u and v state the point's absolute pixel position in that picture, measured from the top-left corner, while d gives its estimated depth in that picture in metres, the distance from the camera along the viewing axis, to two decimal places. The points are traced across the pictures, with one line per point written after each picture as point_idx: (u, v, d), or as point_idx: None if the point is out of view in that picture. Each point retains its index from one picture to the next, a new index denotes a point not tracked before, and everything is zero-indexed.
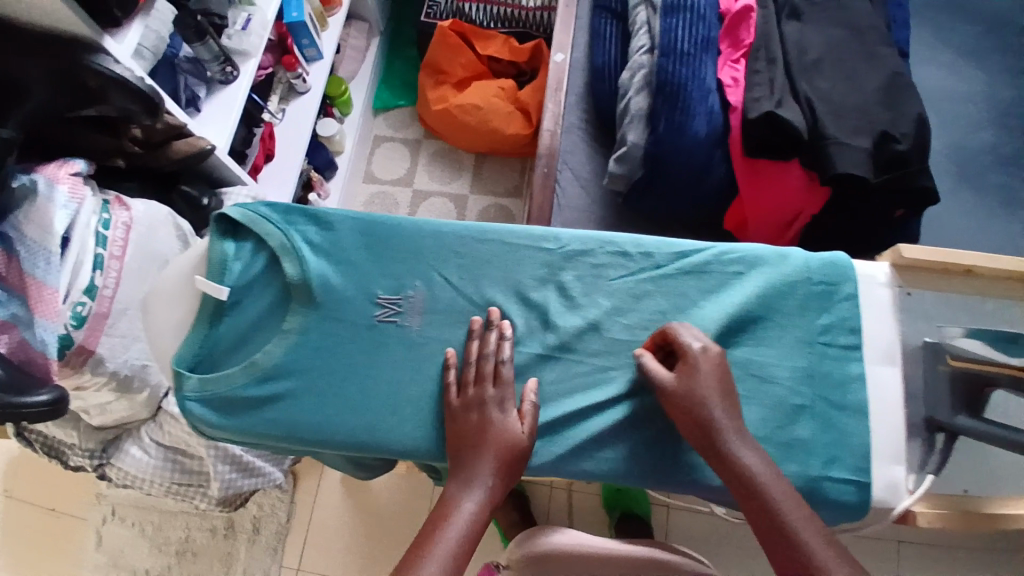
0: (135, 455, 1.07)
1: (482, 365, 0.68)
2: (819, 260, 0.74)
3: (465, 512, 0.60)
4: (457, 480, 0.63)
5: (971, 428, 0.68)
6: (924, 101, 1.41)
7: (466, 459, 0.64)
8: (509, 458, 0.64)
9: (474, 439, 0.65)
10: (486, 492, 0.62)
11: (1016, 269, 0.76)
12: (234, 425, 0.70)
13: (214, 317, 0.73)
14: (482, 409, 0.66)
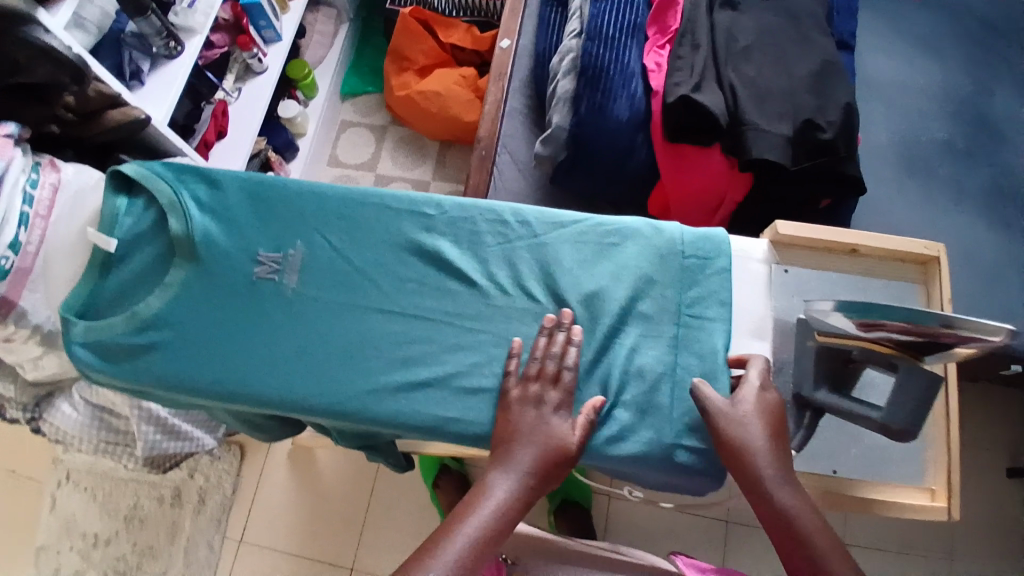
0: (65, 412, 1.09)
1: (545, 365, 0.69)
2: (693, 234, 0.75)
3: (492, 502, 0.61)
4: (495, 465, 0.64)
5: (828, 400, 0.72)
6: (880, 94, 1.37)
7: (510, 450, 0.65)
8: (553, 457, 0.64)
9: (519, 433, 0.65)
10: (517, 485, 0.62)
11: (903, 250, 0.75)
12: (113, 371, 0.73)
13: (103, 268, 0.77)
14: (537, 408, 0.67)
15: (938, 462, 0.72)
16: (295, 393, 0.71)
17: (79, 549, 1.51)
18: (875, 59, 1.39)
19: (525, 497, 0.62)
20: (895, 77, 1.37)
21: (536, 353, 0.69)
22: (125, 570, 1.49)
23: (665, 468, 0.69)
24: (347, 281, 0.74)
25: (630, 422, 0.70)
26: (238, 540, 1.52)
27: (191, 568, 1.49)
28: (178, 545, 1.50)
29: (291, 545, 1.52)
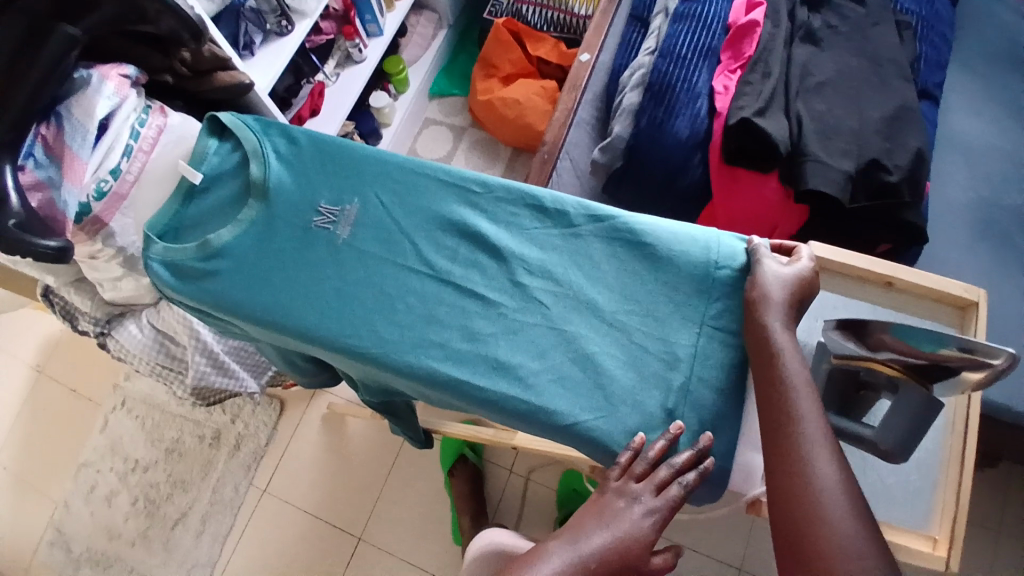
0: (131, 331, 1.21)
1: (657, 470, 0.65)
2: (730, 246, 0.75)
3: (547, 567, 0.60)
4: (561, 536, 0.64)
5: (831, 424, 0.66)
6: (970, 153, 1.30)
7: (585, 523, 0.64)
8: (622, 548, 0.62)
9: (600, 515, 0.64)
10: (577, 558, 0.61)
11: (940, 291, 0.74)
12: (176, 288, 0.81)
13: (186, 197, 0.87)
14: (628, 501, 0.64)
15: (943, 506, 0.69)
16: (328, 334, 0.75)
17: (119, 470, 1.65)
18: (969, 118, 1.33)
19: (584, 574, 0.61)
20: (987, 138, 1.31)
21: (649, 453, 0.66)
22: (156, 497, 1.61)
23: None
24: (392, 241, 0.79)
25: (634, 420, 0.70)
26: (262, 490, 1.59)
27: (214, 507, 1.58)
28: (207, 482, 1.60)
29: (313, 505, 1.55)
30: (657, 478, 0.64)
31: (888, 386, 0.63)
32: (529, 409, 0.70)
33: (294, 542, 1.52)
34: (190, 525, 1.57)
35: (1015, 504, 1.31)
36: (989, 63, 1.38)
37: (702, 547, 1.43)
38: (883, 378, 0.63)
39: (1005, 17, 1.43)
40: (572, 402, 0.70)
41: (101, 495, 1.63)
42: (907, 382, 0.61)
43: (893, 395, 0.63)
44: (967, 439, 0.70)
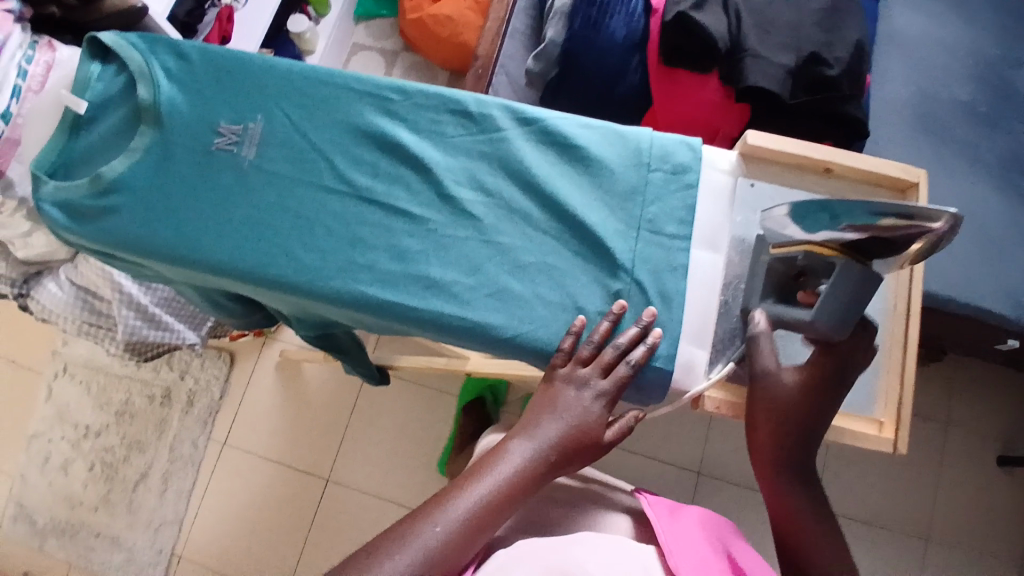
0: (51, 290, 1.11)
1: (605, 354, 0.65)
2: (663, 143, 0.71)
3: (508, 465, 0.61)
4: (521, 431, 0.64)
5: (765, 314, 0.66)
6: (909, 46, 1.28)
7: (538, 417, 0.64)
8: (574, 431, 0.63)
9: (552, 407, 0.64)
10: (536, 454, 0.62)
11: (877, 173, 0.73)
12: (72, 229, 0.74)
13: (73, 128, 0.78)
14: (573, 385, 0.65)
15: (888, 390, 0.71)
16: (245, 265, 0.70)
17: (70, 438, 1.58)
18: (909, 11, 1.30)
19: (545, 467, 0.62)
20: (925, 30, 1.28)
21: (594, 337, 0.65)
22: (113, 461, 1.56)
23: None
24: (304, 159, 0.73)
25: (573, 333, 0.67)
26: (221, 444, 1.55)
27: (174, 465, 1.54)
28: (164, 440, 1.55)
29: (275, 454, 1.53)
30: (604, 362, 0.65)
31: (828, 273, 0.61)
32: (465, 326, 0.67)
33: (260, 491, 1.51)
34: (151, 485, 1.53)
35: (951, 390, 1.38)
36: None
37: (659, 454, 1.50)
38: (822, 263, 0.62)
39: None
40: (509, 316, 0.68)
41: (55, 465, 1.57)
42: (843, 259, 0.60)
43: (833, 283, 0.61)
44: (909, 324, 0.71)
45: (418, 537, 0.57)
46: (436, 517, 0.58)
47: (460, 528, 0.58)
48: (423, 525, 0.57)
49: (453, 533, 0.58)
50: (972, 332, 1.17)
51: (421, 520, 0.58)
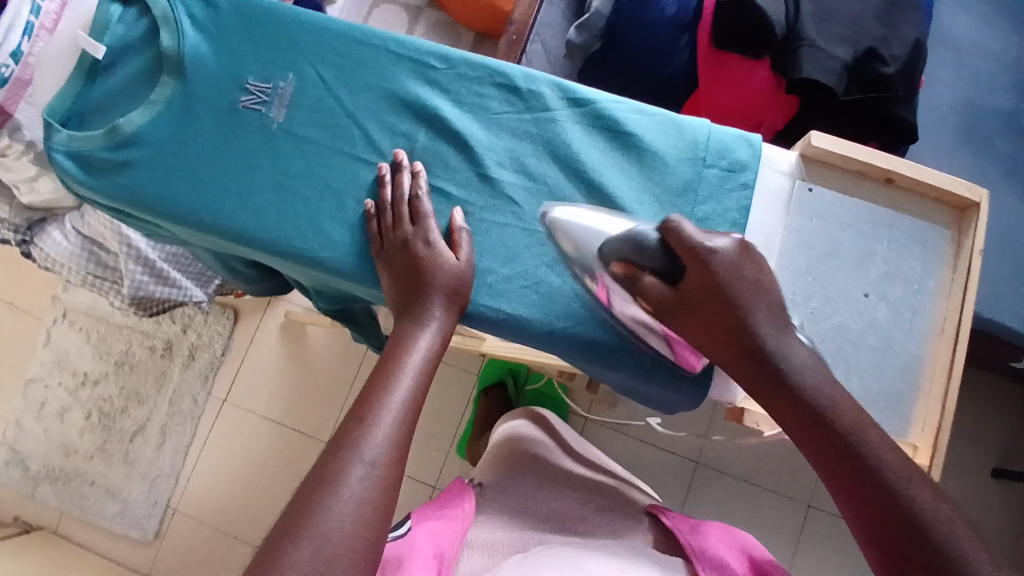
0: (56, 239, 1.06)
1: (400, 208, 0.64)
2: (721, 138, 0.67)
3: (416, 354, 0.59)
4: (408, 315, 0.61)
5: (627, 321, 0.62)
6: (963, 45, 1.22)
7: (410, 296, 0.62)
8: (455, 297, 0.62)
9: (424, 279, 0.61)
10: (435, 326, 0.61)
11: (939, 187, 0.70)
12: (86, 183, 0.69)
13: (89, 74, 0.73)
14: (409, 248, 0.63)
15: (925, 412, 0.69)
16: (268, 235, 0.66)
17: (68, 385, 1.55)
18: (966, 7, 1.24)
19: (447, 342, 0.61)
20: (982, 29, 1.22)
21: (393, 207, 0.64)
22: (111, 410, 1.54)
23: (631, 375, 0.65)
24: (336, 125, 0.68)
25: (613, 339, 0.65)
26: (223, 400, 1.53)
27: (174, 418, 1.52)
28: (164, 393, 1.53)
29: (276, 413, 1.52)
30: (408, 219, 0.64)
31: (644, 248, 0.57)
32: (500, 318, 0.65)
33: (259, 449, 1.50)
34: (149, 437, 1.52)
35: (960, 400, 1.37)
36: None
37: (661, 442, 1.49)
38: (633, 254, 0.57)
39: None
40: (545, 310, 0.65)
41: (51, 411, 1.55)
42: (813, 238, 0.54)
43: (655, 253, 0.57)
44: (957, 347, 0.68)
45: (357, 453, 0.51)
46: (367, 424, 0.53)
47: (399, 429, 0.53)
48: (359, 432, 0.52)
49: (393, 436, 0.53)
50: (994, 347, 1.15)
51: (355, 430, 0.52)
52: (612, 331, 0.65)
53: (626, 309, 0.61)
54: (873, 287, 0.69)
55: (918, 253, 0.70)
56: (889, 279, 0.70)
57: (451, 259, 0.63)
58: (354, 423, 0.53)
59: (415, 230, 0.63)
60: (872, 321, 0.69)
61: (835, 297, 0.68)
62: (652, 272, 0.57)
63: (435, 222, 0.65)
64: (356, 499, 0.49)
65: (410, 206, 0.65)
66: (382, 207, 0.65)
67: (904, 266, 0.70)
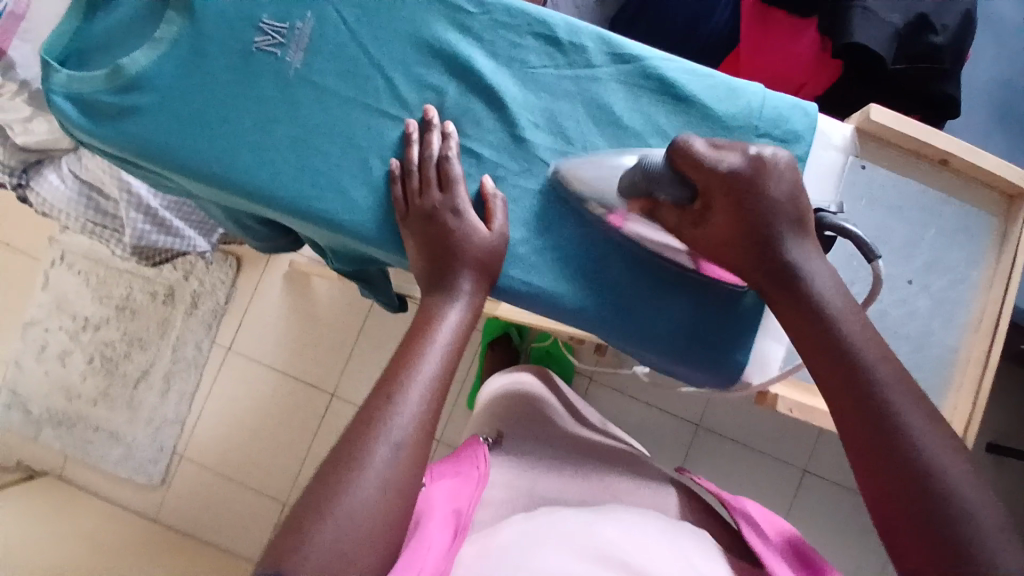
0: (53, 182, 1.01)
1: (429, 173, 0.60)
2: (776, 105, 0.62)
3: (445, 332, 0.56)
4: (437, 291, 0.58)
5: (662, 253, 0.61)
6: (1018, 7, 1.13)
7: (439, 268, 0.58)
8: (484, 270, 0.59)
9: (455, 251, 0.58)
10: (466, 303, 0.58)
11: (996, 175, 0.65)
12: (90, 131, 0.64)
13: (89, 8, 0.67)
14: (440, 216, 0.59)
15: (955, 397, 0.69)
16: (284, 195, 0.62)
17: (68, 329, 1.53)
18: None
19: (476, 319, 0.58)
20: None
21: (419, 170, 0.60)
22: (113, 356, 1.52)
23: (667, 354, 0.63)
24: (359, 74, 0.62)
25: (647, 319, 0.62)
26: (226, 348, 1.51)
27: (177, 365, 1.51)
28: (166, 340, 1.51)
29: (279, 362, 1.50)
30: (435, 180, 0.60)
31: (657, 174, 0.56)
32: (531, 292, 0.62)
33: (264, 398, 1.49)
34: (153, 383, 1.51)
35: None
36: None
37: (664, 404, 1.49)
38: (646, 184, 0.57)
39: None
40: (579, 285, 0.62)
41: (52, 355, 1.53)
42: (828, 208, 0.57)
43: (668, 179, 0.56)
44: (993, 341, 0.67)
45: (380, 432, 0.48)
46: (392, 400, 0.50)
47: (422, 405, 0.51)
48: (382, 413, 0.50)
49: (419, 418, 0.50)
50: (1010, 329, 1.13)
51: (378, 410, 0.50)
52: (647, 308, 0.62)
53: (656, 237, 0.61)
54: (918, 275, 0.67)
55: (965, 242, 0.67)
56: (932, 268, 0.67)
57: (485, 231, 0.59)
58: (379, 401, 0.50)
59: (443, 197, 0.59)
60: (909, 309, 0.67)
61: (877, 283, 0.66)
62: (670, 202, 0.57)
63: (464, 188, 0.61)
64: (380, 485, 0.47)
65: (439, 169, 0.60)
66: (408, 169, 0.61)
67: (950, 256, 0.67)
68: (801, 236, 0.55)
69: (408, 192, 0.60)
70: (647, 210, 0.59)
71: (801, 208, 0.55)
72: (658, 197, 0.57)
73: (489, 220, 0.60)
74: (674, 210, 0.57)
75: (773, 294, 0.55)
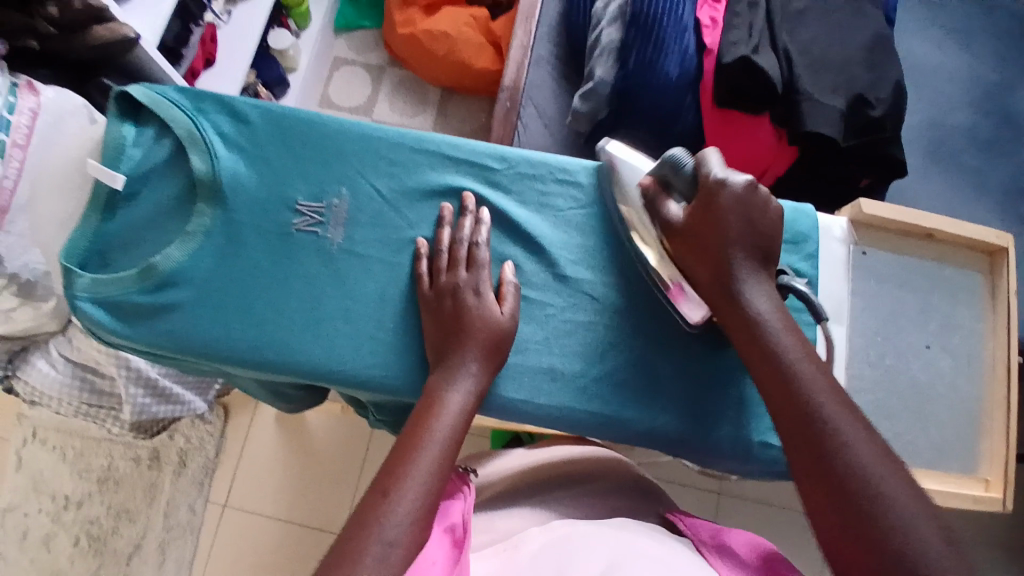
0: (42, 368, 0.96)
1: (455, 249, 0.63)
2: (783, 211, 0.69)
3: (449, 419, 0.53)
4: (441, 371, 0.57)
5: (657, 270, 0.64)
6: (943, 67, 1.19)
7: (447, 350, 0.58)
8: (494, 351, 0.59)
9: (464, 330, 0.58)
10: (473, 388, 0.56)
11: (979, 238, 0.75)
12: (128, 333, 0.63)
13: (107, 207, 0.66)
14: (455, 296, 0.60)
15: (989, 442, 0.73)
16: (341, 365, 0.62)
17: (48, 511, 1.37)
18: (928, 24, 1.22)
19: (481, 400, 0.56)
20: (958, 46, 1.20)
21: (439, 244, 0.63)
22: (101, 533, 1.38)
23: (736, 460, 0.65)
24: (400, 238, 0.65)
25: (703, 418, 0.65)
26: (222, 505, 1.39)
27: (171, 533, 1.38)
28: (156, 507, 1.39)
29: (282, 509, 1.38)
30: (461, 256, 0.62)
31: (677, 170, 0.61)
32: (598, 421, 0.64)
33: (267, 555, 1.35)
34: (147, 556, 1.37)
35: None
36: None
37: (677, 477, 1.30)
38: (666, 176, 0.62)
39: None
40: (640, 404, 0.64)
41: (34, 542, 1.36)
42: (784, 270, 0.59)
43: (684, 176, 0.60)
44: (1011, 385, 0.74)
45: (374, 531, 0.45)
46: (389, 497, 0.47)
47: (420, 508, 0.47)
48: (378, 511, 0.46)
49: (417, 511, 0.47)
50: None
51: (375, 506, 0.46)
52: (705, 411, 0.65)
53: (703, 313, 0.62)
54: (934, 338, 0.74)
55: (963, 302, 0.75)
56: (945, 329, 0.74)
57: (498, 311, 0.60)
58: (374, 499, 0.47)
59: (465, 277, 0.61)
60: (934, 371, 0.73)
61: (905, 353, 0.73)
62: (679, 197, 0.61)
63: (487, 271, 0.63)
64: None
65: (467, 251, 0.63)
66: (435, 250, 0.63)
67: (955, 316, 0.74)
68: (759, 283, 0.56)
69: (433, 271, 0.63)
70: (653, 195, 0.62)
71: (761, 252, 0.57)
72: (672, 190, 0.62)
73: (500, 301, 0.62)
74: (681, 213, 0.60)
75: (731, 323, 0.56)
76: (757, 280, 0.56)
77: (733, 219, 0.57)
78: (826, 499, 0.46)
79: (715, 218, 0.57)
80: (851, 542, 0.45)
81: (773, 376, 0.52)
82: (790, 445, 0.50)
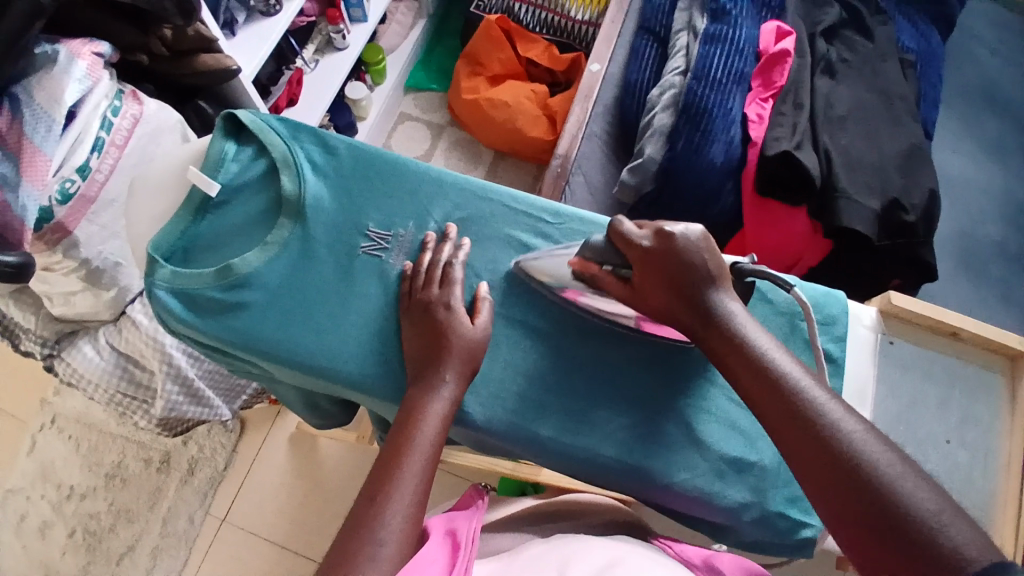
0: (87, 354, 1.02)
1: (434, 270, 0.68)
2: (811, 293, 0.73)
3: (430, 427, 0.58)
4: (423, 381, 0.62)
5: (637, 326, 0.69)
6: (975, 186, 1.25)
7: (427, 361, 0.63)
8: (467, 364, 0.63)
9: (448, 346, 0.63)
10: (450, 396, 0.61)
11: (1001, 341, 0.77)
12: (196, 323, 0.68)
13: (198, 211, 0.74)
14: (430, 310, 0.65)
15: (1004, 535, 0.73)
16: (387, 382, 0.67)
17: (52, 499, 1.37)
18: (967, 144, 1.28)
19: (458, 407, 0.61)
20: (991, 168, 1.27)
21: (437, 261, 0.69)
22: (97, 529, 1.36)
23: (746, 525, 0.67)
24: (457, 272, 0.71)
25: (722, 479, 0.67)
26: (220, 520, 1.39)
27: (167, 539, 1.36)
28: (157, 512, 1.38)
29: (280, 535, 1.37)
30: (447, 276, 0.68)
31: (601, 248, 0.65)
32: (619, 467, 0.66)
33: None
34: (138, 561, 1.35)
35: None
36: (994, 92, 1.34)
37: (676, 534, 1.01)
38: (594, 257, 0.65)
39: (1003, 52, 1.40)
40: (666, 460, 0.66)
41: (32, 528, 1.35)
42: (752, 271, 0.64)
43: (607, 250, 0.65)
44: None
45: (369, 535, 0.50)
46: (376, 501, 0.53)
47: (412, 517, 0.53)
48: (371, 512, 0.52)
49: (406, 515, 0.52)
50: None
51: None
52: (724, 472, 0.66)
53: (603, 303, 0.69)
54: (953, 433, 0.75)
55: (986, 402, 0.77)
56: (964, 425, 0.75)
57: (469, 324, 0.65)
58: (365, 503, 0.53)
59: (440, 293, 0.67)
60: (953, 465, 0.74)
61: (924, 445, 0.74)
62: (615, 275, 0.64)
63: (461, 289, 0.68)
64: None
65: (443, 271, 0.68)
66: (418, 267, 0.69)
67: (976, 414, 0.76)
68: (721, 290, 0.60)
69: (413, 287, 0.68)
70: (585, 275, 0.66)
71: (714, 264, 0.61)
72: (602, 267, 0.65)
73: (473, 316, 0.66)
74: (616, 282, 0.64)
75: (707, 336, 0.59)
76: (724, 293, 0.60)
77: (677, 265, 0.60)
78: (836, 481, 0.46)
79: (659, 268, 0.61)
80: (853, 507, 0.45)
81: (752, 370, 0.55)
82: (791, 449, 0.50)
